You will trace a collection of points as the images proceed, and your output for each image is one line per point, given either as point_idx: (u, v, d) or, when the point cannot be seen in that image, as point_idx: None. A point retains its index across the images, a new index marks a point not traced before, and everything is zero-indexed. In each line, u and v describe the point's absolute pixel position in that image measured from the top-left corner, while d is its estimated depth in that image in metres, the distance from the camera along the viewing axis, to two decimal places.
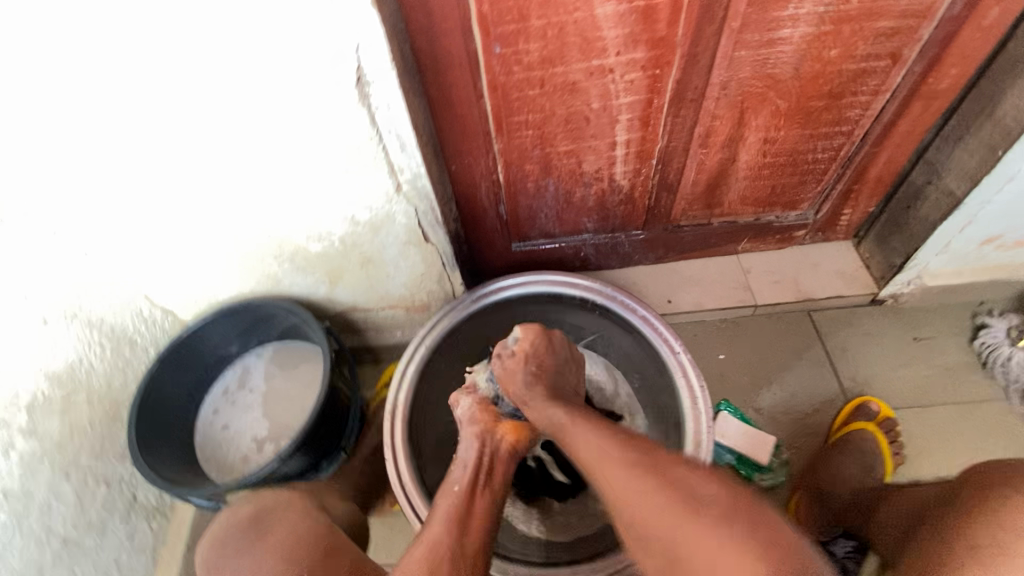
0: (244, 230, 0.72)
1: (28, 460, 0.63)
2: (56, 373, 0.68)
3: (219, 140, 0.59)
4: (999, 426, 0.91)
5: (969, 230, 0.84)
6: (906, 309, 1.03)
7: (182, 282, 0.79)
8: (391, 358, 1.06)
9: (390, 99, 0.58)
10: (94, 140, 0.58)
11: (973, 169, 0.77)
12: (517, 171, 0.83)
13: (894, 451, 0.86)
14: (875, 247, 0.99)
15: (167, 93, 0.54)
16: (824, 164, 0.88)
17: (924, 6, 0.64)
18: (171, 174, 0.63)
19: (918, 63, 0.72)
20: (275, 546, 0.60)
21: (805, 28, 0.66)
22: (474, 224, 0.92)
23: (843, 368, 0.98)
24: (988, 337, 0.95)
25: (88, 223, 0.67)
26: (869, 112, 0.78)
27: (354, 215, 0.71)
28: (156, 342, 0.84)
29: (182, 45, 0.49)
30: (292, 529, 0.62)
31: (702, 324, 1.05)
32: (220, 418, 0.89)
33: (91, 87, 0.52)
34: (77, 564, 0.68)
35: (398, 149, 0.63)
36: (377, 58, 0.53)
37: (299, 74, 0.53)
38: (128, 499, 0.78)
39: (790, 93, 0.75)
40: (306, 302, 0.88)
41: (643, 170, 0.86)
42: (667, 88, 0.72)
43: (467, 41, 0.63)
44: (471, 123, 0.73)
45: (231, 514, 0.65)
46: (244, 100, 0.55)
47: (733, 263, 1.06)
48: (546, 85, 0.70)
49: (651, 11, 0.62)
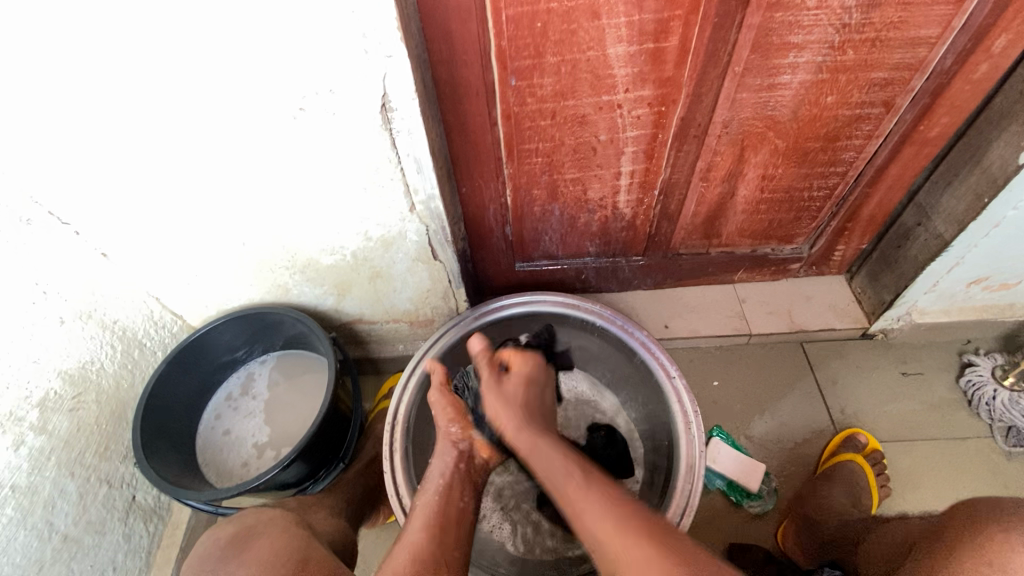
0: (260, 240, 0.74)
1: (37, 456, 0.64)
2: (69, 371, 0.69)
3: (242, 154, 0.62)
4: (982, 464, 0.93)
5: (957, 272, 0.88)
6: (895, 344, 1.06)
7: (194, 288, 0.81)
8: (392, 370, 1.07)
9: (411, 125, 0.60)
10: (124, 149, 0.60)
11: (960, 213, 0.80)
12: (525, 195, 0.86)
13: (880, 484, 0.89)
14: (867, 283, 1.02)
15: (198, 109, 0.57)
16: (819, 202, 0.91)
17: (916, 61, 0.68)
18: (192, 184, 0.65)
19: (910, 111, 0.75)
20: (251, 564, 0.61)
21: (804, 75, 0.70)
22: (480, 244, 0.95)
23: (833, 400, 1.01)
24: (974, 375, 0.98)
25: (109, 226, 0.69)
26: (864, 154, 0.82)
27: (367, 230, 0.73)
28: (164, 344, 0.86)
29: (218, 64, 0.52)
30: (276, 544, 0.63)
31: (697, 350, 1.08)
32: (222, 423, 0.91)
33: (126, 100, 0.55)
34: (75, 561, 0.69)
35: (415, 171, 0.66)
36: (401, 86, 0.56)
37: (327, 97, 0.56)
38: (128, 500, 0.79)
39: (789, 134, 0.79)
40: (313, 312, 0.90)
41: (646, 201, 0.90)
42: (672, 124, 0.76)
43: (485, 73, 0.66)
44: (483, 148, 0.76)
45: (214, 534, 0.66)
46: (274, 119, 0.58)
47: (729, 292, 1.09)
48: (557, 117, 0.74)
49: (660, 53, 0.66)
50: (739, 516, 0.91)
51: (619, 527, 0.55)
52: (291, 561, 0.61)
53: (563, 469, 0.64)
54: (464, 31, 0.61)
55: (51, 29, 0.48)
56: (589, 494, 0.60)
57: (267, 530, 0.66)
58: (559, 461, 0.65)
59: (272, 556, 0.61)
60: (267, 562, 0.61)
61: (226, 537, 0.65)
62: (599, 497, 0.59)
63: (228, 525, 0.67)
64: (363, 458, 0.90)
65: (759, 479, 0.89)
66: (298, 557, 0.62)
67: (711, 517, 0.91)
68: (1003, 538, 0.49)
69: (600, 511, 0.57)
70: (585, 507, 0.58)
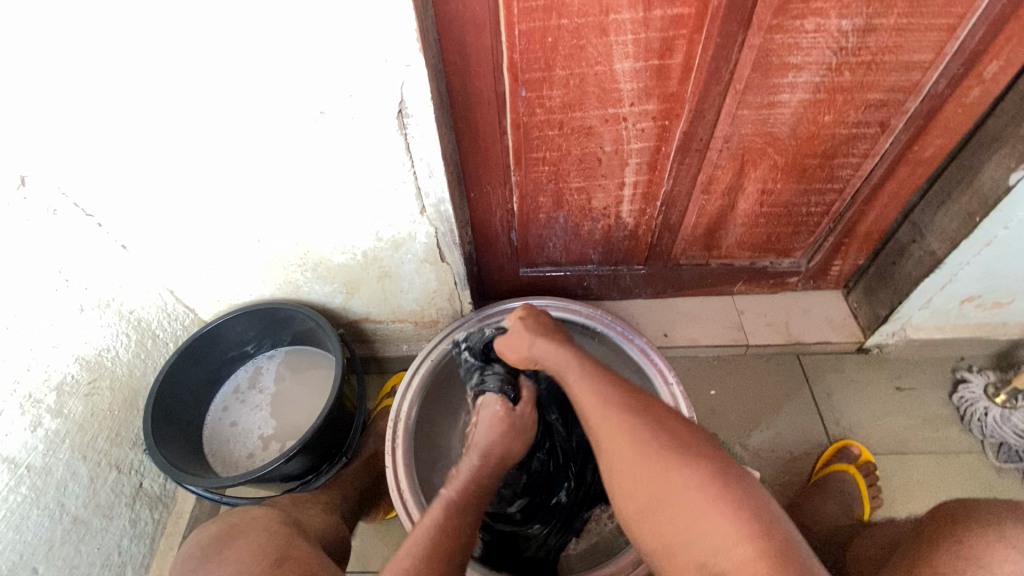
0: (274, 238, 0.77)
1: (52, 437, 0.67)
2: (86, 357, 0.72)
3: (263, 155, 0.65)
4: (973, 479, 0.95)
5: (950, 288, 0.90)
6: (890, 359, 1.08)
7: (208, 282, 0.84)
8: (395, 369, 1.10)
9: (426, 131, 0.64)
10: (150, 145, 0.63)
11: (953, 232, 0.83)
12: (531, 203, 0.89)
13: (872, 494, 0.90)
14: (863, 297, 1.04)
15: (224, 110, 0.60)
16: (817, 217, 0.94)
17: (910, 83, 0.71)
18: (213, 181, 0.68)
19: (904, 132, 0.78)
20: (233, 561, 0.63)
21: (803, 94, 0.73)
22: (486, 248, 0.97)
23: (828, 413, 1.02)
24: (966, 391, 0.99)
25: (130, 220, 0.72)
26: (860, 172, 0.85)
27: (378, 231, 0.76)
28: (176, 336, 0.88)
29: (245, 68, 0.56)
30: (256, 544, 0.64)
31: (695, 359, 1.10)
32: (229, 415, 0.93)
33: (154, 99, 0.58)
34: (82, 543, 0.71)
35: (427, 175, 0.69)
36: (418, 94, 0.60)
37: (347, 102, 0.59)
38: (135, 486, 0.81)
39: (787, 150, 0.81)
40: (322, 309, 0.92)
41: (648, 211, 0.92)
42: (675, 138, 0.78)
43: (496, 84, 0.69)
44: (492, 155, 0.79)
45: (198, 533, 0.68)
46: (295, 122, 0.61)
47: (728, 303, 1.11)
48: (565, 128, 0.76)
49: (665, 69, 0.69)
50: None
51: (613, 424, 0.53)
52: (270, 559, 0.62)
53: (577, 371, 0.60)
54: (478, 45, 0.65)
55: (90, 32, 0.52)
56: (592, 395, 0.57)
57: (247, 530, 0.67)
58: (575, 364, 0.61)
59: (251, 554, 0.63)
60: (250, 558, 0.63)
61: (208, 537, 0.67)
62: (597, 393, 0.57)
63: (212, 525, 0.69)
64: (365, 454, 0.92)
65: None
66: (279, 552, 0.64)
67: None
68: (979, 536, 0.51)
69: (602, 411, 0.55)
70: (590, 402, 0.57)
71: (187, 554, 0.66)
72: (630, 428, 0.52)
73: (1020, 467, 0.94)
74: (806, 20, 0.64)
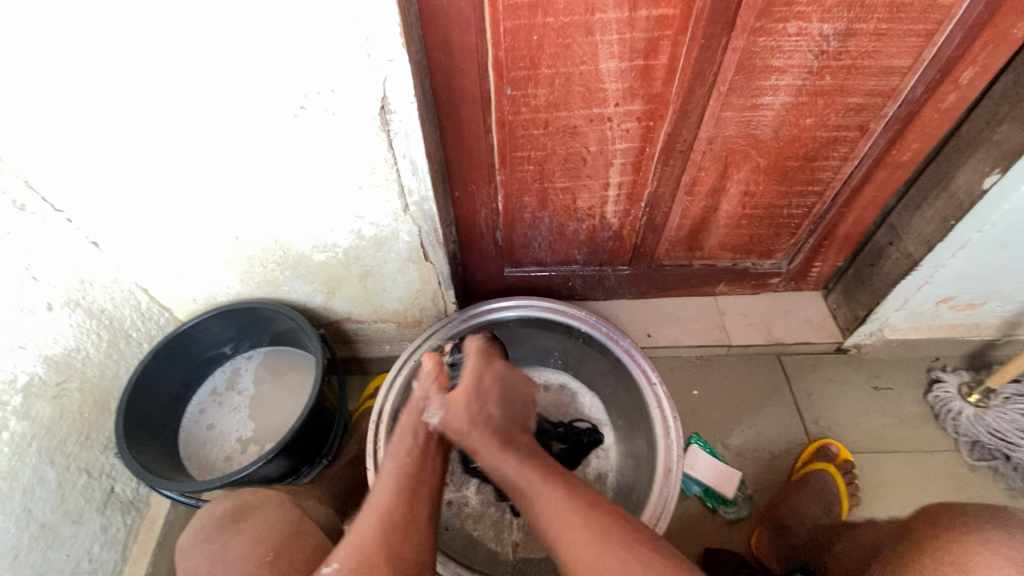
0: (251, 233, 0.75)
1: (18, 441, 0.65)
2: (53, 357, 0.69)
3: (239, 152, 0.64)
4: (949, 477, 0.97)
5: (926, 290, 0.91)
6: (868, 359, 1.10)
7: (182, 280, 0.82)
8: (378, 369, 1.08)
9: (410, 128, 0.63)
10: (119, 138, 0.61)
11: (930, 234, 0.84)
12: (516, 203, 0.88)
13: (850, 493, 0.92)
14: (841, 298, 1.06)
15: (198, 106, 0.58)
16: (798, 219, 0.95)
17: (889, 88, 0.72)
18: (185, 177, 0.66)
19: (883, 136, 0.79)
20: (251, 533, 0.63)
21: (785, 98, 0.74)
22: (471, 247, 0.96)
23: (808, 412, 1.04)
24: (941, 391, 1.01)
25: (100, 217, 0.70)
26: (840, 175, 0.86)
27: (360, 229, 0.75)
28: (150, 337, 0.86)
29: (219, 62, 0.54)
30: (269, 522, 0.65)
31: (678, 360, 1.11)
32: (206, 417, 0.91)
33: (122, 92, 0.56)
34: (50, 550, 0.69)
35: (410, 172, 0.68)
36: (401, 90, 0.59)
37: (328, 97, 0.58)
38: (106, 491, 0.78)
39: (769, 152, 0.82)
40: (301, 309, 0.90)
41: (633, 212, 0.93)
42: (659, 139, 0.79)
43: (481, 82, 0.69)
44: (477, 154, 0.78)
45: (207, 511, 0.66)
46: (273, 118, 0.60)
47: (711, 304, 1.12)
48: (550, 127, 0.76)
49: (650, 70, 0.69)
50: (714, 521, 0.93)
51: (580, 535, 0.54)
52: (288, 535, 0.64)
53: (534, 485, 0.59)
54: (462, 41, 0.64)
55: (54, 22, 0.50)
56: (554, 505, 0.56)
57: (263, 505, 0.67)
58: (529, 482, 0.59)
59: (269, 529, 0.64)
60: (266, 534, 0.63)
61: (223, 510, 0.66)
62: (559, 502, 0.57)
63: (223, 501, 0.67)
64: (346, 455, 0.91)
65: (735, 486, 0.91)
66: (293, 530, 0.65)
67: (688, 520, 0.93)
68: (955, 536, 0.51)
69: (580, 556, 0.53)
70: (567, 545, 0.54)
71: (199, 525, 0.65)
72: (602, 553, 0.52)
73: (992, 465, 0.96)
74: (789, 24, 0.64)
